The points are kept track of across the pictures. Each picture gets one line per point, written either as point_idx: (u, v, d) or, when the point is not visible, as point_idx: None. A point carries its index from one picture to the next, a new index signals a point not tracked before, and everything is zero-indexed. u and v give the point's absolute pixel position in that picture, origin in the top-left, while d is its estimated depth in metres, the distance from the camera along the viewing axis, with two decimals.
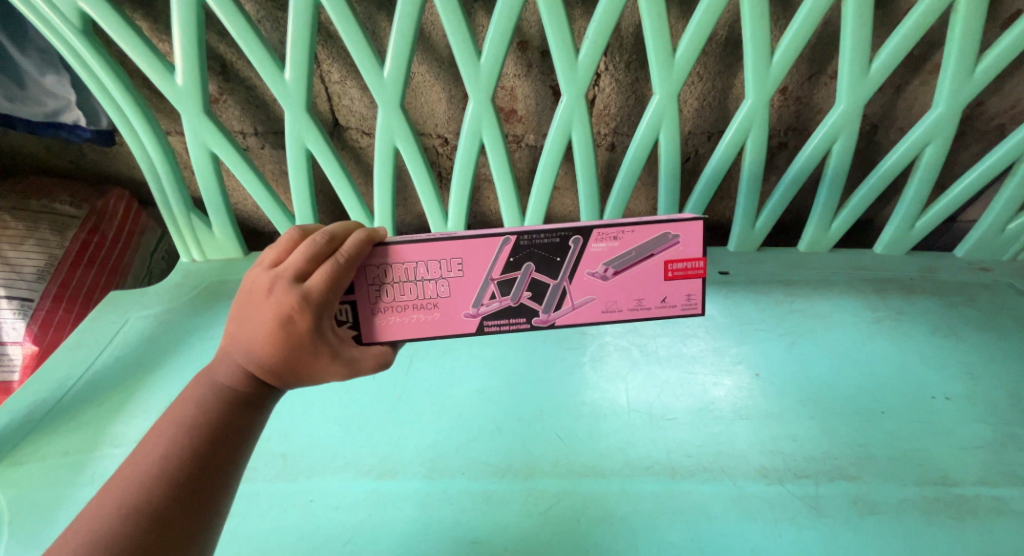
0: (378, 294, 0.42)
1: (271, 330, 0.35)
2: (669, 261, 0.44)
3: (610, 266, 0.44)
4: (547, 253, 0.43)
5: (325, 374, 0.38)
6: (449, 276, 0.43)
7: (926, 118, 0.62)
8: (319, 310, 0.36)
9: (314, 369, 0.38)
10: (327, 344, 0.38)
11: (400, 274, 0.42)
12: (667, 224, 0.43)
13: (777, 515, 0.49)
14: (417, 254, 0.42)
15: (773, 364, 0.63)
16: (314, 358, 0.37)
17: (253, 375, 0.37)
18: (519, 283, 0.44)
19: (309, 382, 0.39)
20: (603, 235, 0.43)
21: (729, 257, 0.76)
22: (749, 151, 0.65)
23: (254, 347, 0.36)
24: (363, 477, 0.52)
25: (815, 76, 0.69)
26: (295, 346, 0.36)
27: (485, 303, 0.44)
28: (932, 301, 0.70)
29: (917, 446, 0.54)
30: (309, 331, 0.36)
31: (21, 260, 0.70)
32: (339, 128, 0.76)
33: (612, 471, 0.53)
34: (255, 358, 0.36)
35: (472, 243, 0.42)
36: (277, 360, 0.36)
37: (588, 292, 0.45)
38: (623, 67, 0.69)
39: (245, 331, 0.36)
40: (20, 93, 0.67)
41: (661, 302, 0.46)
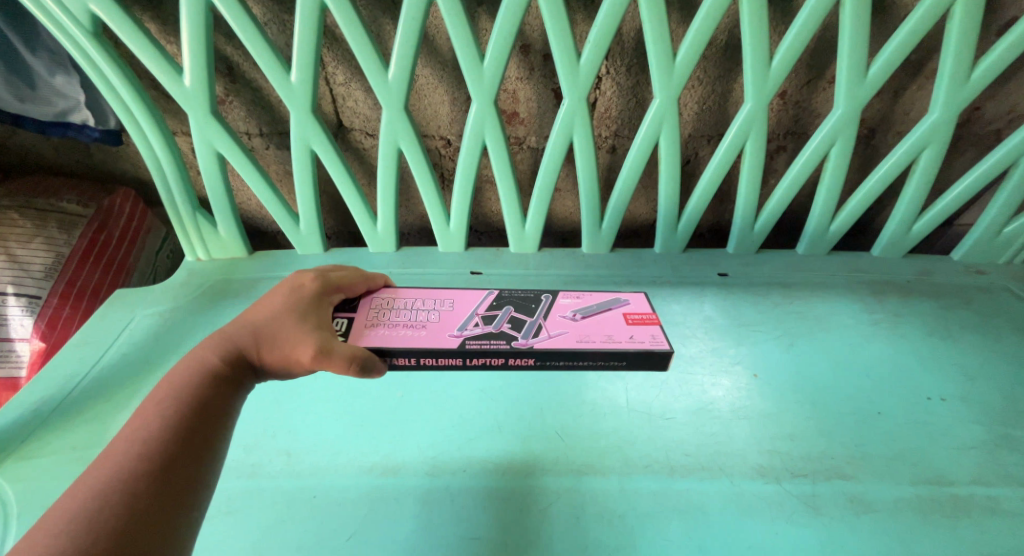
0: (375, 314, 0.49)
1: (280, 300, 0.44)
2: (627, 312, 0.51)
3: (577, 311, 0.51)
4: (523, 301, 0.52)
5: (301, 348, 0.41)
6: (441, 309, 0.50)
7: (921, 124, 0.63)
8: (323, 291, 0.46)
9: (294, 339, 0.41)
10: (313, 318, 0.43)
11: (401, 304, 0.51)
12: (618, 292, 0.54)
13: (775, 514, 0.50)
14: (421, 294, 0.53)
15: (771, 364, 0.63)
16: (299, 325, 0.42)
17: (242, 351, 0.41)
18: (500, 317, 0.49)
19: (287, 363, 0.41)
20: (567, 294, 0.54)
21: (727, 260, 0.77)
22: (748, 154, 0.66)
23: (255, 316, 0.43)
24: (366, 474, 0.53)
25: (814, 80, 0.70)
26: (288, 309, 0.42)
27: (469, 327, 0.48)
28: (929, 303, 0.70)
29: (912, 446, 0.55)
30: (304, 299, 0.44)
31: (29, 258, 0.71)
32: (343, 129, 0.77)
33: (611, 469, 0.53)
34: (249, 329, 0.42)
35: (467, 291, 0.53)
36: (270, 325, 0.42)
37: (562, 327, 0.49)
38: (624, 70, 0.69)
39: (252, 310, 0.44)
40: (30, 94, 0.68)
41: (630, 337, 0.48)
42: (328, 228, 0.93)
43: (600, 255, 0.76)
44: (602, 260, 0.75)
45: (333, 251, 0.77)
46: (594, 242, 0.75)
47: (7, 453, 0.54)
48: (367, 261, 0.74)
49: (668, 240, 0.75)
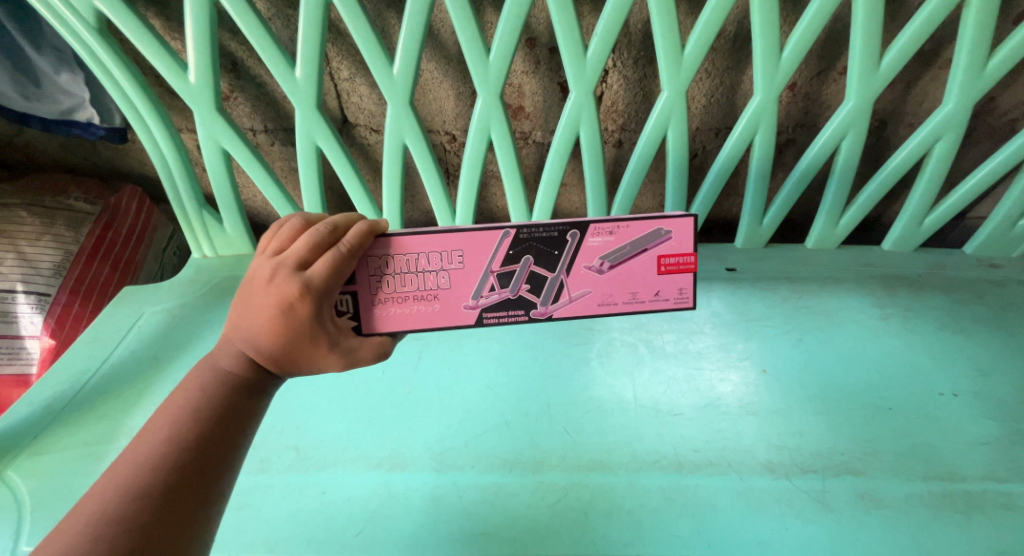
0: (378, 285, 0.42)
1: (273, 315, 0.36)
2: (662, 256, 0.44)
3: (606, 260, 0.44)
4: (545, 246, 0.43)
5: (325, 367, 0.39)
6: (450, 268, 0.43)
7: (935, 115, 0.62)
8: (322, 299, 0.37)
9: (316, 361, 0.38)
10: (331, 334, 0.38)
11: (401, 266, 0.42)
12: (660, 220, 0.44)
13: (784, 510, 0.50)
14: (419, 245, 0.42)
15: (779, 360, 0.63)
16: (316, 346, 0.38)
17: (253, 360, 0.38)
18: (519, 276, 0.44)
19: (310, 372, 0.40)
20: (598, 230, 0.43)
21: (735, 254, 0.76)
22: (758, 147, 0.65)
23: (261, 333, 0.36)
24: (374, 470, 0.53)
25: (825, 71, 0.69)
26: (307, 331, 0.37)
27: (485, 295, 0.44)
28: (941, 297, 0.69)
29: (923, 443, 0.54)
30: (319, 315, 0.37)
31: (38, 255, 0.71)
32: (348, 125, 0.77)
33: (619, 465, 0.53)
34: (257, 343, 0.37)
35: (475, 235, 0.43)
36: (281, 348, 0.37)
37: (586, 285, 0.45)
38: (631, 63, 0.69)
39: (248, 315, 0.37)
40: (35, 92, 0.68)
41: (656, 295, 0.46)
42: None
43: None
44: None
45: None
46: None
47: (19, 449, 0.54)
48: None
49: None
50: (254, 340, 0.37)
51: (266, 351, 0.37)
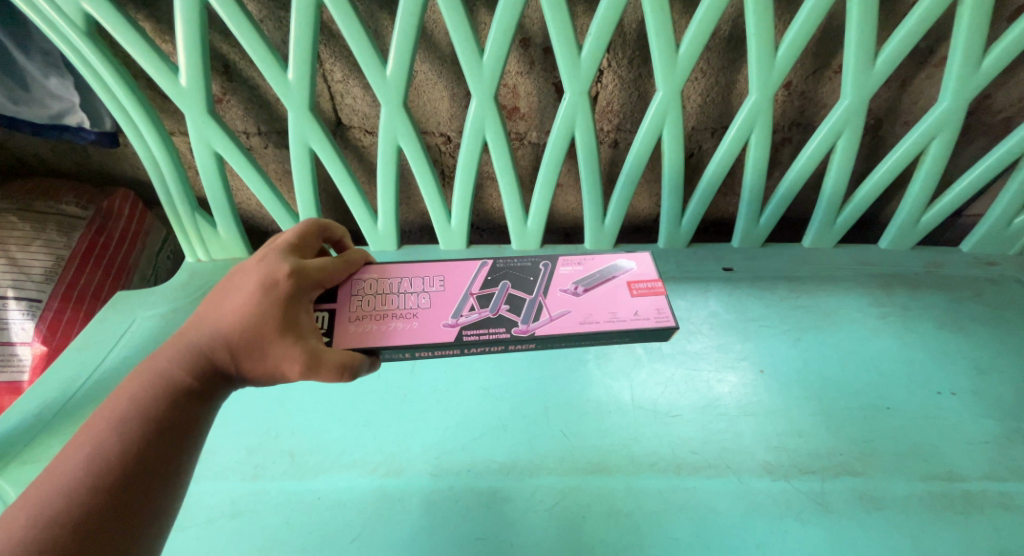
0: (359, 304, 0.46)
1: (254, 294, 0.38)
2: (632, 281, 0.50)
3: (579, 284, 0.49)
4: (520, 273, 0.50)
5: (288, 368, 0.38)
6: (431, 290, 0.48)
7: (931, 113, 0.61)
8: (305, 288, 0.40)
9: (280, 353, 0.37)
10: (304, 326, 0.39)
11: (384, 287, 0.47)
12: (621, 255, 0.52)
13: (783, 511, 0.49)
14: (404, 272, 0.49)
15: (777, 359, 0.63)
16: (287, 333, 0.38)
17: (213, 350, 0.38)
18: (497, 297, 0.48)
19: (272, 373, 0.39)
20: (568, 262, 0.51)
21: (733, 254, 0.75)
22: (753, 146, 0.65)
23: (236, 316, 0.38)
24: (370, 475, 0.53)
25: (820, 70, 0.69)
26: (280, 314, 0.38)
27: (464, 314, 0.46)
28: (938, 295, 0.69)
29: (922, 442, 0.54)
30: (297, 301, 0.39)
31: (29, 261, 0.71)
32: (342, 127, 0.76)
33: (618, 468, 0.53)
34: (224, 332, 0.38)
35: (455, 266, 0.50)
36: (251, 331, 0.37)
37: (565, 306, 0.48)
38: (626, 63, 0.68)
39: (224, 303, 0.39)
40: (25, 96, 0.67)
41: (636, 314, 0.48)
42: None
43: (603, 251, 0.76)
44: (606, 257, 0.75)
45: None
46: (597, 238, 0.74)
47: (10, 457, 0.54)
48: None
49: (673, 235, 0.74)
50: (223, 329, 0.38)
51: (232, 340, 0.38)
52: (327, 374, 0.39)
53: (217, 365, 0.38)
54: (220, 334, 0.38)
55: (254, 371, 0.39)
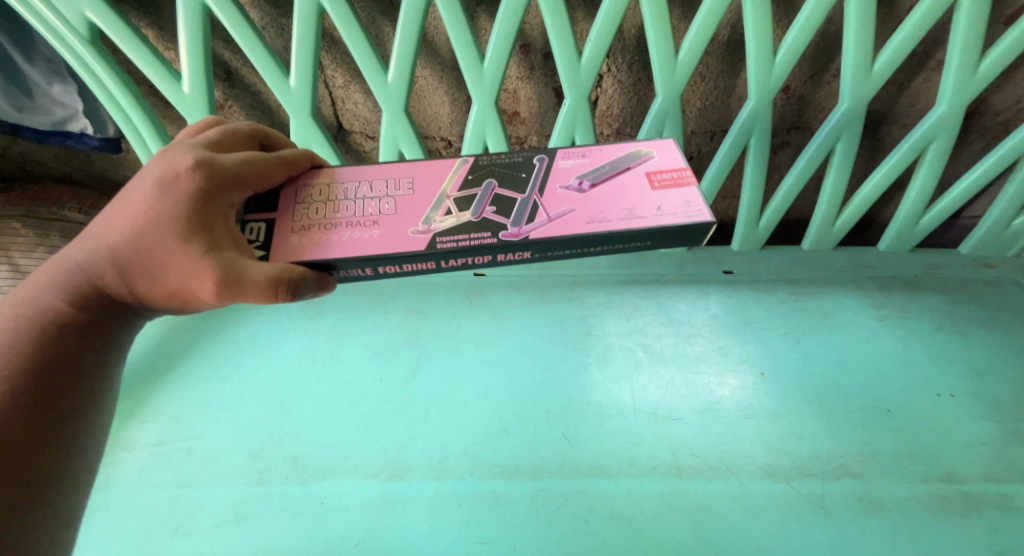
0: (304, 212, 0.39)
1: (156, 200, 0.34)
2: (650, 171, 0.41)
3: (583, 179, 0.41)
4: (509, 171, 0.42)
5: (202, 281, 0.33)
6: (397, 193, 0.40)
7: (928, 117, 0.62)
8: (218, 187, 0.35)
9: (190, 265, 0.33)
10: (217, 233, 0.34)
11: (338, 194, 0.40)
12: (635, 143, 0.43)
13: (783, 514, 0.50)
14: (365, 175, 0.41)
15: (777, 362, 0.63)
16: (193, 241, 0.33)
17: (112, 262, 0.35)
18: (481, 199, 0.40)
19: (189, 287, 0.35)
20: (569, 155, 0.43)
21: (733, 256, 0.75)
22: (753, 150, 0.65)
23: (139, 227, 0.34)
24: (373, 479, 0.53)
25: (819, 74, 0.69)
26: (186, 219, 0.34)
27: (438, 219, 0.38)
28: (937, 297, 0.70)
29: (922, 444, 0.55)
30: (207, 204, 0.34)
31: (32, 267, 0.71)
32: (343, 132, 0.77)
33: (619, 471, 0.53)
34: (127, 246, 0.35)
35: (428, 166, 0.42)
36: (157, 242, 0.34)
37: (566, 204, 0.39)
38: (626, 68, 0.69)
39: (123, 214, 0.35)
40: (29, 103, 0.68)
41: (658, 209, 0.38)
42: None
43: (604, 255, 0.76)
44: (606, 260, 0.75)
45: None
46: None
47: None
48: None
49: None
50: (124, 244, 0.35)
51: (137, 255, 0.35)
52: (253, 288, 0.33)
53: (131, 285, 0.36)
54: (121, 249, 0.35)
55: (171, 288, 0.35)
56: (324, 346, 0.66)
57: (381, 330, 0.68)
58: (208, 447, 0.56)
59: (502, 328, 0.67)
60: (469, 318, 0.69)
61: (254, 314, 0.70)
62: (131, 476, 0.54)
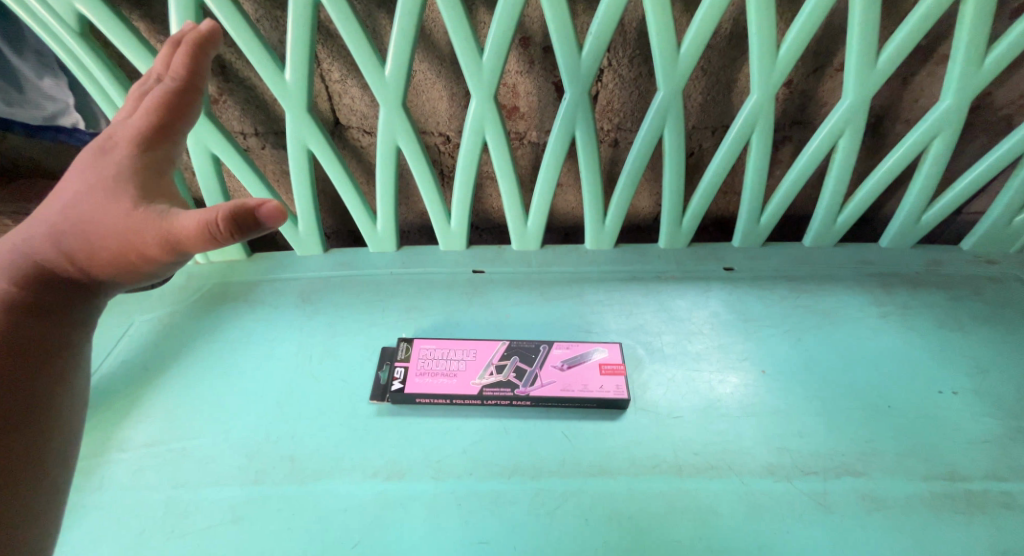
0: None
1: (97, 162, 0.36)
2: None
3: None
4: None
5: (142, 223, 0.33)
6: None
7: (932, 111, 0.61)
8: (146, 149, 0.36)
9: (130, 212, 0.34)
10: (149, 186, 0.35)
11: None
12: None
13: (785, 514, 0.49)
14: None
15: (779, 360, 0.63)
16: (127, 197, 0.34)
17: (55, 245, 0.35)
18: None
19: (133, 239, 0.34)
20: None
21: (733, 253, 0.75)
22: (755, 145, 0.64)
23: (83, 191, 0.35)
24: (371, 479, 0.52)
25: (821, 68, 0.68)
26: (121, 174, 0.35)
27: None
28: (938, 294, 0.69)
29: (924, 442, 0.54)
30: (143, 157, 0.36)
31: None
32: (340, 127, 0.76)
33: (619, 470, 0.53)
34: (72, 216, 0.35)
35: None
36: (95, 202, 0.35)
37: None
38: (626, 62, 0.68)
39: (68, 186, 0.36)
40: (18, 97, 0.65)
41: None
42: (328, 228, 0.92)
43: (603, 251, 0.76)
44: (606, 257, 0.75)
45: (333, 252, 0.77)
46: (597, 238, 0.74)
47: None
48: (368, 262, 0.75)
49: (673, 235, 0.74)
50: (65, 213, 0.35)
51: (82, 220, 0.35)
52: (188, 232, 0.31)
53: (82, 257, 0.36)
54: (53, 232, 0.35)
55: (112, 248, 0.35)
56: (321, 345, 0.65)
57: (379, 328, 0.67)
58: (204, 447, 0.55)
59: (501, 326, 0.67)
60: (468, 316, 0.68)
61: (250, 312, 0.69)
62: (126, 477, 0.53)
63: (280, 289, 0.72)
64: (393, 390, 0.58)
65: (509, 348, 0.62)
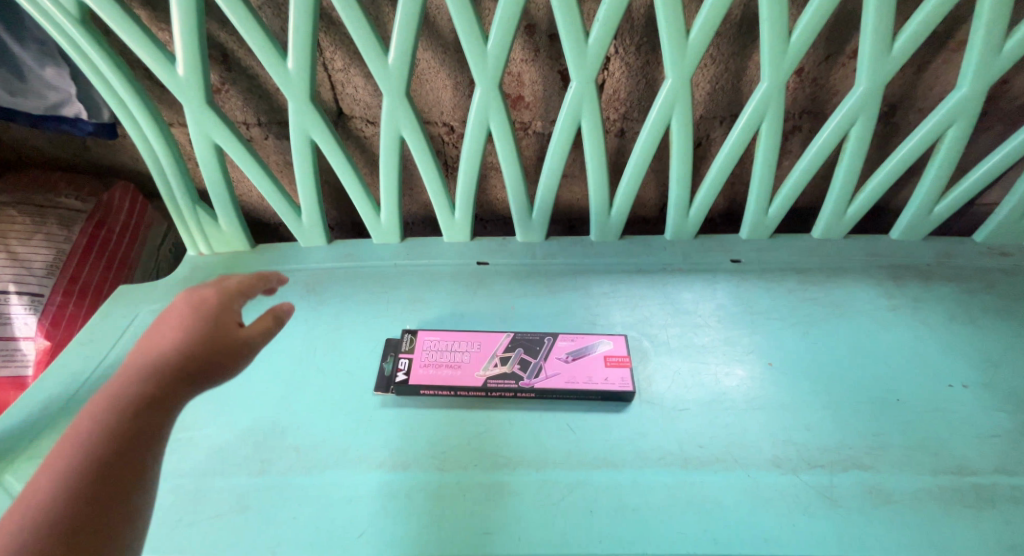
0: None
1: (179, 319, 0.39)
2: None
3: None
4: None
5: (242, 351, 0.40)
6: None
7: (948, 100, 0.60)
8: (232, 301, 0.43)
9: (231, 350, 0.39)
10: (233, 319, 0.41)
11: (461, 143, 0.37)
12: None
13: (790, 507, 0.49)
14: None
15: (786, 353, 0.62)
16: (220, 323, 0.40)
17: (157, 361, 0.36)
18: None
19: (227, 367, 0.38)
20: None
21: (741, 245, 0.74)
22: (765, 135, 0.63)
23: (168, 340, 0.37)
24: (376, 470, 0.53)
25: (834, 56, 0.67)
26: (215, 321, 0.40)
27: None
28: (950, 286, 0.68)
29: (933, 436, 0.54)
30: (231, 300, 0.43)
31: (30, 255, 0.70)
32: (343, 117, 0.75)
33: (624, 462, 0.53)
34: (153, 359, 0.36)
35: None
36: (196, 320, 0.39)
37: None
38: (634, 50, 0.66)
39: (153, 341, 0.37)
40: (20, 86, 0.66)
41: None
42: (331, 219, 0.92)
43: (609, 243, 0.75)
44: (611, 249, 0.74)
45: (337, 243, 0.76)
46: (602, 230, 0.73)
47: (14, 454, 0.54)
48: (371, 254, 0.75)
49: (679, 226, 0.73)
50: (150, 348, 0.37)
51: (172, 352, 0.36)
52: (253, 331, 0.41)
53: (172, 382, 0.35)
54: (155, 357, 0.36)
55: (213, 363, 0.38)
56: (325, 336, 0.65)
57: (383, 320, 0.67)
58: (210, 437, 0.56)
59: (506, 318, 0.66)
60: (472, 308, 0.68)
61: (255, 303, 0.69)
62: None
63: (284, 280, 0.72)
64: (397, 381, 0.58)
65: (513, 341, 0.62)
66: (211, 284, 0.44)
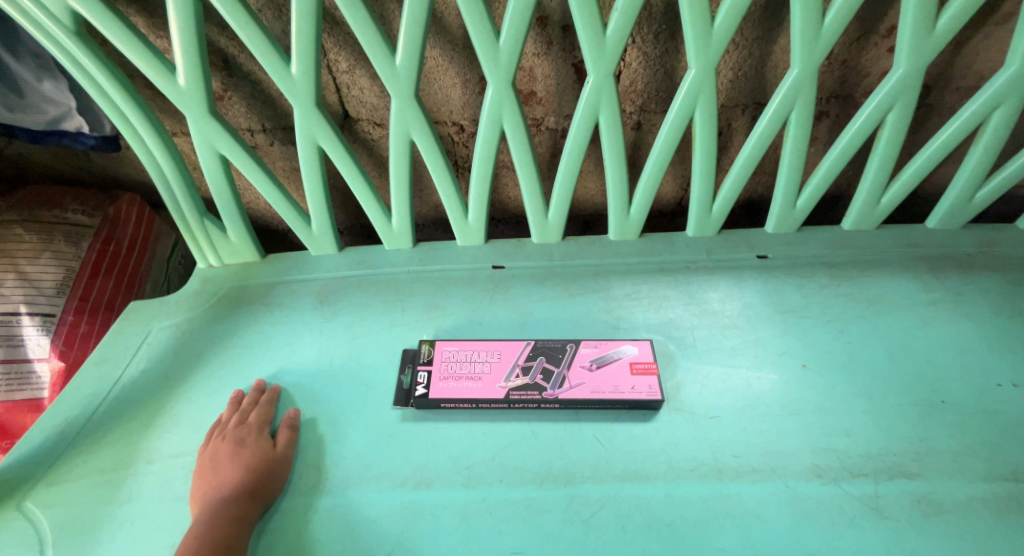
0: None
1: (227, 463, 0.51)
2: None
3: None
4: None
5: (283, 465, 0.52)
6: None
7: (996, 79, 0.56)
8: (263, 466, 0.51)
9: (275, 470, 0.51)
10: (287, 443, 0.54)
11: None
12: None
13: (835, 519, 0.47)
14: None
15: (820, 354, 0.59)
16: (272, 452, 0.53)
17: (222, 499, 0.48)
18: None
19: (273, 482, 0.51)
20: None
21: (767, 239, 0.71)
22: (794, 125, 0.60)
23: (223, 484, 0.49)
24: (401, 487, 0.51)
25: (866, 35, 0.63)
26: (253, 449, 0.52)
27: None
28: (994, 278, 0.65)
29: (985, 441, 0.51)
30: (259, 459, 0.51)
31: (39, 274, 0.68)
32: (350, 120, 0.73)
33: (656, 475, 0.50)
34: (216, 503, 0.48)
35: None
36: (251, 446, 0.52)
37: None
38: (651, 38, 0.63)
39: (213, 484, 0.49)
40: (18, 102, 0.64)
41: None
42: (340, 224, 0.90)
43: (628, 241, 0.72)
44: (631, 247, 0.71)
45: (348, 250, 0.74)
46: (622, 228, 0.71)
47: (33, 480, 0.53)
48: (385, 261, 0.73)
49: (702, 222, 0.70)
50: (213, 492, 0.49)
51: (230, 494, 0.48)
52: (289, 438, 0.54)
53: (240, 507, 0.47)
54: (208, 515, 0.46)
55: (275, 469, 0.51)
56: (342, 348, 0.64)
57: (399, 329, 0.65)
58: None
59: (525, 324, 0.64)
60: (490, 314, 0.66)
61: (268, 316, 0.68)
62: (152, 490, 0.52)
63: (296, 290, 0.71)
64: (417, 395, 0.56)
65: (535, 349, 0.60)
66: (241, 428, 0.54)
